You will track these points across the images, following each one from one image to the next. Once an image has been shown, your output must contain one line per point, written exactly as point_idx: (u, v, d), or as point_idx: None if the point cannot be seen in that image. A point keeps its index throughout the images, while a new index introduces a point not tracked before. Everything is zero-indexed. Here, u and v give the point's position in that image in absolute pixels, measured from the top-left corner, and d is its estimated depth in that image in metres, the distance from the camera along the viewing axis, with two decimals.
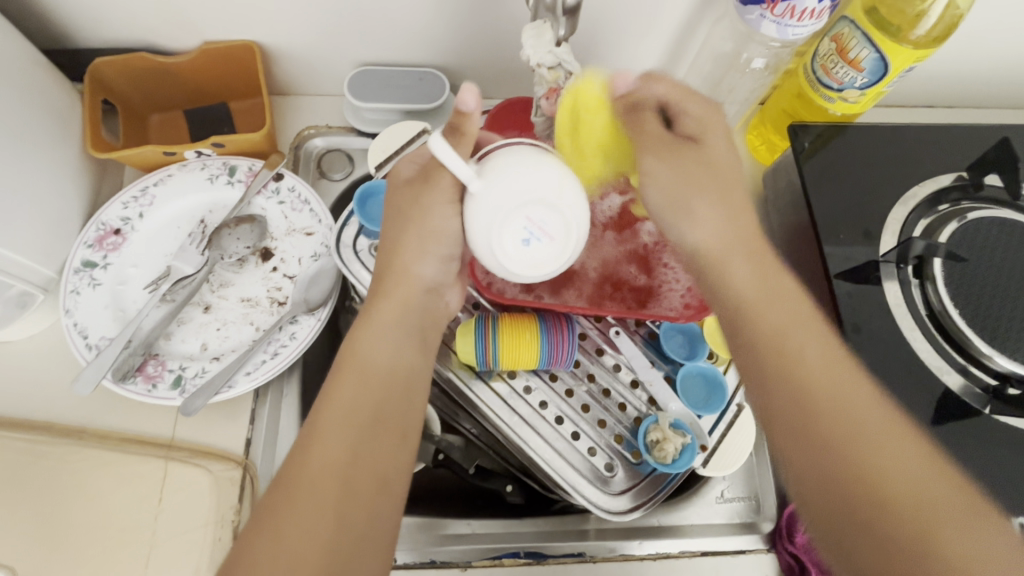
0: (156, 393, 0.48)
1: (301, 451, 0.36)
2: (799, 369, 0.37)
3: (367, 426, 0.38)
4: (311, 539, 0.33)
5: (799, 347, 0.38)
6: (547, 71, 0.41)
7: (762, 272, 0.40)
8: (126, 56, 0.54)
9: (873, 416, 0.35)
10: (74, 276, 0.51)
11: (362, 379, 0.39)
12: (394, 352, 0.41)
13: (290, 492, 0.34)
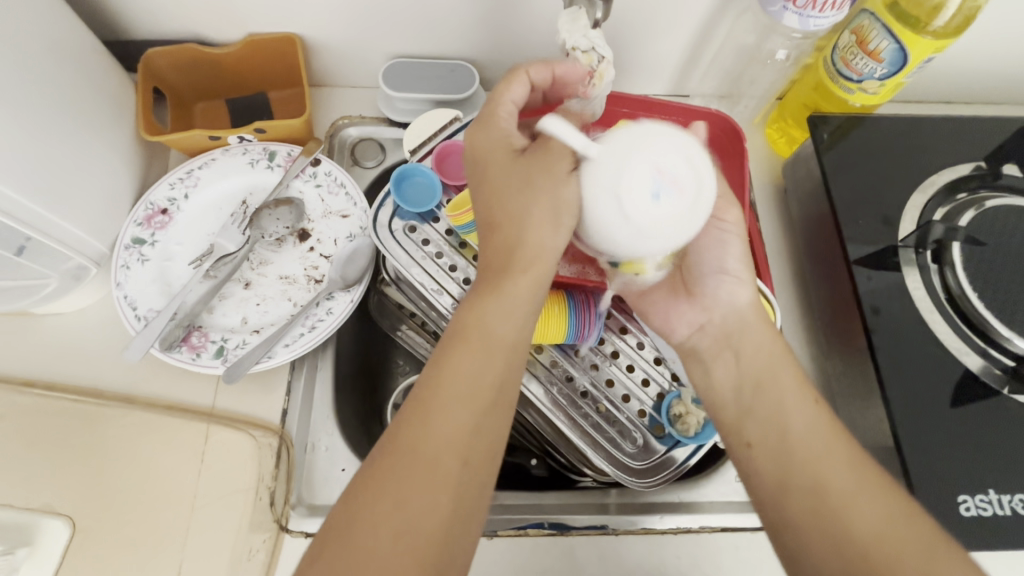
0: (200, 362, 0.50)
1: (416, 422, 0.34)
2: (794, 426, 0.39)
3: (485, 406, 0.36)
4: (427, 519, 0.32)
5: (793, 410, 0.39)
6: (582, 56, 0.42)
7: (760, 348, 0.43)
8: (176, 47, 0.57)
9: (828, 468, 0.37)
10: (124, 252, 0.54)
11: (482, 354, 0.37)
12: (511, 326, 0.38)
13: (406, 467, 0.33)
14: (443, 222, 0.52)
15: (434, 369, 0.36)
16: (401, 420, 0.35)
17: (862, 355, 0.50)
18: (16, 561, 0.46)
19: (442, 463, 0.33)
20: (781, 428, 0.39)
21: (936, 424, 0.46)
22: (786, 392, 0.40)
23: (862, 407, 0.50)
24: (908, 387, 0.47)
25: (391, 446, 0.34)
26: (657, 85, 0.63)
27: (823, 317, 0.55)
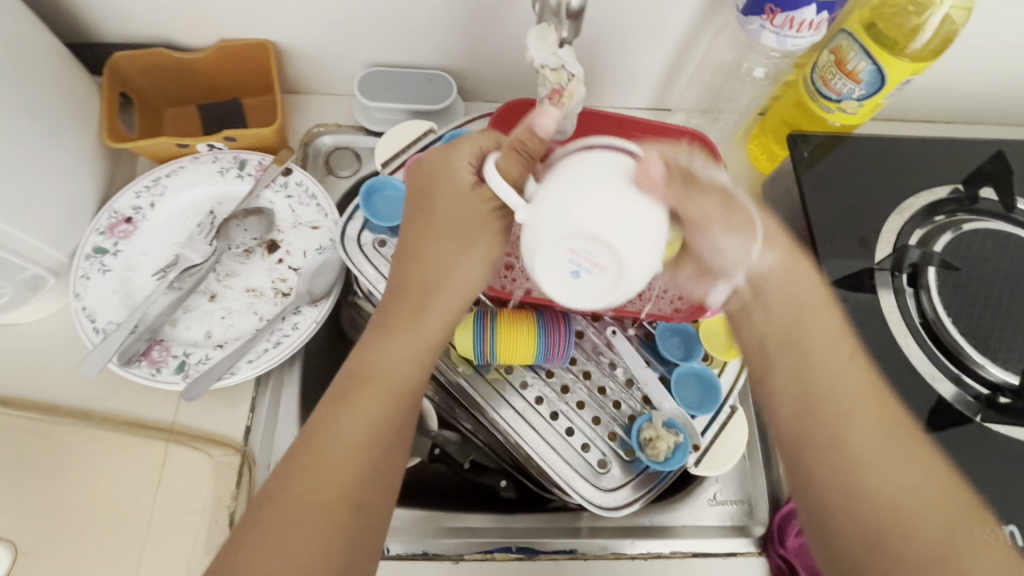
0: (160, 378, 0.49)
1: (311, 455, 0.35)
2: (839, 410, 0.37)
3: (381, 441, 0.37)
4: (338, 475, 0.35)
5: (831, 392, 0.38)
6: (550, 73, 0.39)
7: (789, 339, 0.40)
8: (144, 51, 0.56)
9: (860, 446, 0.36)
10: (84, 262, 0.52)
11: (382, 392, 0.38)
12: (413, 365, 0.40)
13: (302, 498, 0.34)
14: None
15: (339, 398, 0.38)
16: (302, 449, 0.36)
17: None
18: None
19: (339, 497, 0.35)
20: (819, 404, 0.38)
21: None
22: (827, 377, 0.38)
23: None
24: None
25: (290, 478, 0.35)
26: (638, 99, 0.63)
27: None
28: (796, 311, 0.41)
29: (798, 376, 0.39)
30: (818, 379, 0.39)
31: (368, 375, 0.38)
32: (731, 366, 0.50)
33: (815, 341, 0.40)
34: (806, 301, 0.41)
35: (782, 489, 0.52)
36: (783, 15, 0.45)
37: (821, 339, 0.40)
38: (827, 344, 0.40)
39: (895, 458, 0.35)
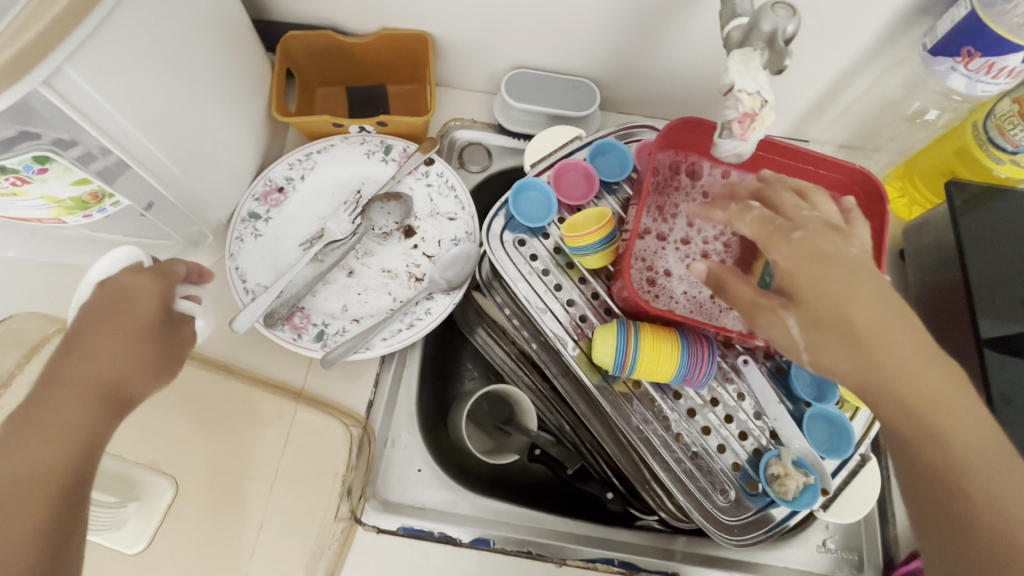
0: (300, 343, 0.51)
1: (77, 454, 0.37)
2: (948, 427, 0.33)
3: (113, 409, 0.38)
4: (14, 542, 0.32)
5: (943, 397, 0.34)
6: (746, 96, 0.37)
7: (841, 287, 0.36)
8: (314, 32, 0.59)
9: (975, 458, 0.33)
10: (240, 224, 0.55)
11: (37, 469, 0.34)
12: (72, 444, 0.35)
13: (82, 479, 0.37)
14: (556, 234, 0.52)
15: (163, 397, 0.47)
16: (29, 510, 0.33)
17: None
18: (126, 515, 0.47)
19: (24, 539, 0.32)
20: (934, 424, 0.34)
21: None
22: (897, 360, 0.34)
23: None
24: None
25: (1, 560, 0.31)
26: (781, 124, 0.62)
27: None
28: (871, 321, 0.35)
29: (895, 390, 0.34)
30: (898, 361, 0.34)
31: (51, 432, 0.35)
32: (864, 413, 0.48)
33: (896, 319, 0.35)
34: (894, 297, 0.36)
35: (897, 547, 0.50)
36: (982, 59, 0.43)
37: (890, 319, 0.35)
38: (895, 316, 0.36)
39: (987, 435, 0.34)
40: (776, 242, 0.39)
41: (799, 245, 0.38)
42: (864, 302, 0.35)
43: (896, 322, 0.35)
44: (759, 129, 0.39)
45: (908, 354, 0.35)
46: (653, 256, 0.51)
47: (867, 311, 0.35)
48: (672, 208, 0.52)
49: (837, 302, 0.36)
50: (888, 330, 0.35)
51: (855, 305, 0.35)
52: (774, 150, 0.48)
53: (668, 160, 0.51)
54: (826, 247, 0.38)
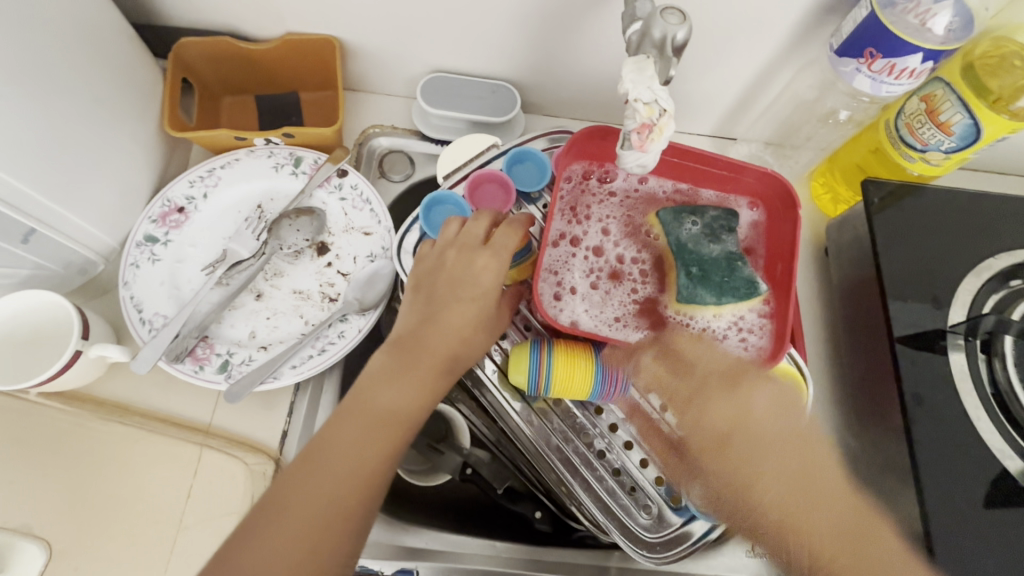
0: (203, 376, 0.48)
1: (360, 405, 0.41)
2: (802, 517, 0.42)
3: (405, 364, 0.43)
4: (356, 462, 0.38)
5: (789, 506, 0.42)
6: (642, 107, 0.36)
7: (701, 405, 0.45)
8: (209, 39, 0.55)
9: (768, 478, 0.43)
10: (135, 249, 0.51)
11: (375, 425, 0.40)
12: (407, 405, 0.41)
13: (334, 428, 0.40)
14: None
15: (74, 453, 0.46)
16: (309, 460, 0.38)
17: (896, 440, 0.47)
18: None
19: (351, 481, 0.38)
20: (774, 522, 0.42)
21: (974, 529, 0.43)
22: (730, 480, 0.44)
23: (893, 497, 0.47)
24: (950, 490, 0.44)
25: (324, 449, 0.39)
26: (704, 123, 0.61)
27: (856, 393, 0.53)
28: (715, 446, 0.45)
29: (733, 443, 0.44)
30: (746, 471, 0.44)
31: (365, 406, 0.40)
32: None
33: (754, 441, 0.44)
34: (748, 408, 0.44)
35: None
36: (884, 61, 0.43)
37: (731, 462, 0.44)
38: (738, 458, 0.44)
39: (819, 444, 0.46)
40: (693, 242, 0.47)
41: (681, 379, 0.45)
42: (724, 410, 0.44)
43: (740, 438, 0.44)
44: (659, 139, 0.37)
45: (749, 454, 0.44)
46: (563, 266, 0.48)
47: (714, 421, 0.45)
48: (587, 210, 0.49)
49: (714, 421, 0.45)
50: (740, 425, 0.44)
51: (710, 411, 0.45)
52: (681, 155, 0.47)
53: (580, 169, 0.50)
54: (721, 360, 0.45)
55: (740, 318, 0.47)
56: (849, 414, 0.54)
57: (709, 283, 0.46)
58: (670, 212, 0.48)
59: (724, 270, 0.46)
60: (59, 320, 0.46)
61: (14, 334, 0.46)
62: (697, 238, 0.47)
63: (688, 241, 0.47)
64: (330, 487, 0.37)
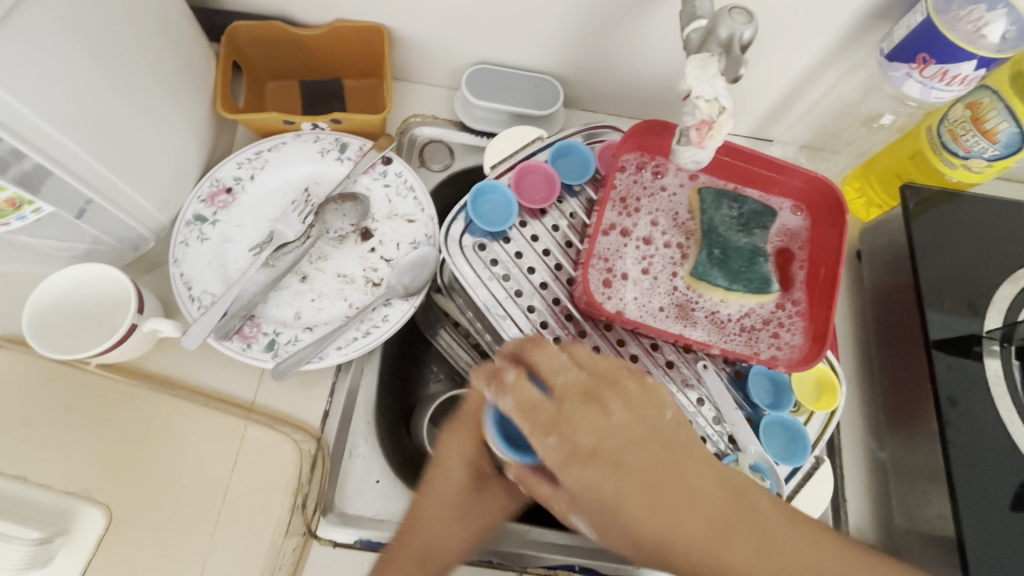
0: (250, 354, 0.49)
1: (410, 542, 0.42)
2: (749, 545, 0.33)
3: (466, 488, 0.44)
4: None
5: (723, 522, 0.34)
6: (703, 105, 0.37)
7: (619, 491, 0.34)
8: (260, 23, 0.56)
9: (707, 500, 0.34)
10: (185, 228, 0.52)
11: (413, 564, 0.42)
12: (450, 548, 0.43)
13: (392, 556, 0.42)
14: (531, 228, 0.51)
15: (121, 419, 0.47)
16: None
17: (929, 442, 0.48)
18: (51, 550, 0.42)
19: None
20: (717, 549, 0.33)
21: (1003, 532, 0.44)
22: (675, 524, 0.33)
23: (925, 497, 0.48)
24: (981, 493, 0.45)
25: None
26: (743, 124, 0.62)
27: (886, 395, 0.54)
28: (639, 513, 0.33)
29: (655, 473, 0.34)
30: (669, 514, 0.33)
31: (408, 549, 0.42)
32: (819, 417, 0.49)
33: (693, 504, 0.34)
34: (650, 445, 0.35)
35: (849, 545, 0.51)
36: (936, 67, 0.43)
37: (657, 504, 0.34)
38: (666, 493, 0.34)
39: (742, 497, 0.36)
40: (722, 232, 0.48)
41: (594, 432, 0.35)
42: (653, 497, 0.34)
43: (675, 505, 0.33)
44: (717, 136, 0.38)
45: (702, 522, 0.33)
46: (615, 255, 0.48)
47: (640, 514, 0.33)
48: (635, 202, 0.50)
49: (601, 440, 0.35)
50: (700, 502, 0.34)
51: (636, 482, 0.34)
52: (736, 155, 0.48)
53: (629, 161, 0.50)
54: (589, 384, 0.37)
55: (749, 311, 0.47)
56: (879, 416, 0.54)
57: (727, 268, 0.47)
58: (713, 193, 0.49)
59: (745, 261, 0.48)
60: (117, 297, 0.47)
61: (70, 305, 0.47)
62: (729, 224, 0.48)
63: (720, 223, 0.48)
64: None
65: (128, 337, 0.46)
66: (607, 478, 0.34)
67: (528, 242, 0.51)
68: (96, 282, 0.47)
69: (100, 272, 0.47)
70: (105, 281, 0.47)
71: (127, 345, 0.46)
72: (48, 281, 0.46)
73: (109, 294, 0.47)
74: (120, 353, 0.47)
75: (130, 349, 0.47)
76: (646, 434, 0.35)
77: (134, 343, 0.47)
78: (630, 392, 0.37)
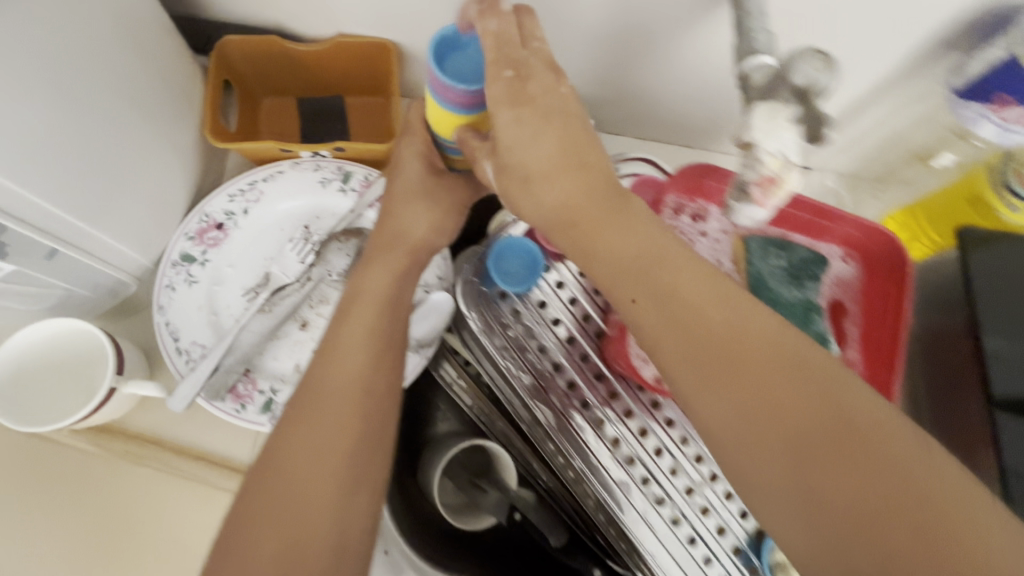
0: (245, 416, 0.44)
1: (315, 399, 0.35)
2: (816, 423, 0.25)
3: (383, 311, 0.39)
4: (317, 461, 0.33)
5: (804, 396, 0.26)
6: (768, 161, 0.32)
7: (562, 152, 0.31)
8: (253, 37, 0.50)
9: (775, 371, 0.26)
10: (170, 270, 0.47)
11: (330, 430, 0.34)
12: (361, 383, 0.36)
13: (297, 438, 0.34)
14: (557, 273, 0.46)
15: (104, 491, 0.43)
16: (293, 422, 0.35)
17: None
18: None
19: (318, 476, 0.33)
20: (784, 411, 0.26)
21: None
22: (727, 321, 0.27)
23: None
24: None
25: (279, 448, 0.34)
26: None
27: None
28: (591, 210, 0.31)
29: (690, 314, 0.28)
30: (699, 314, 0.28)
31: (314, 400, 0.35)
32: None
33: (730, 353, 0.27)
34: (659, 250, 0.29)
35: None
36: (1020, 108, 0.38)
37: (699, 287, 0.28)
38: (715, 297, 0.28)
39: (824, 378, 0.26)
40: (772, 285, 0.44)
41: (530, 107, 0.31)
42: (693, 337, 0.28)
43: (569, 167, 0.31)
44: (782, 192, 0.34)
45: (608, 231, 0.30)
46: None
47: (619, 248, 0.30)
48: None
49: (575, 138, 0.31)
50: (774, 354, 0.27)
51: (535, 149, 0.31)
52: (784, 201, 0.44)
53: (670, 203, 0.46)
54: (535, 91, 0.31)
55: None
56: None
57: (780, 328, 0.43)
58: (760, 243, 0.44)
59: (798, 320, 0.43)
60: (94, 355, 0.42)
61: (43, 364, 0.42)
62: (779, 277, 0.44)
63: (769, 275, 0.44)
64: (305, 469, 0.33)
65: (105, 403, 0.41)
66: (511, 144, 0.31)
67: (553, 290, 0.46)
68: (72, 338, 0.42)
69: (75, 328, 0.42)
70: (81, 337, 0.42)
71: (104, 411, 0.41)
72: (18, 337, 0.41)
73: (84, 352, 0.42)
74: (98, 418, 0.42)
75: (110, 413, 0.42)
76: (558, 121, 0.31)
77: (113, 407, 0.42)
78: (568, 102, 0.32)
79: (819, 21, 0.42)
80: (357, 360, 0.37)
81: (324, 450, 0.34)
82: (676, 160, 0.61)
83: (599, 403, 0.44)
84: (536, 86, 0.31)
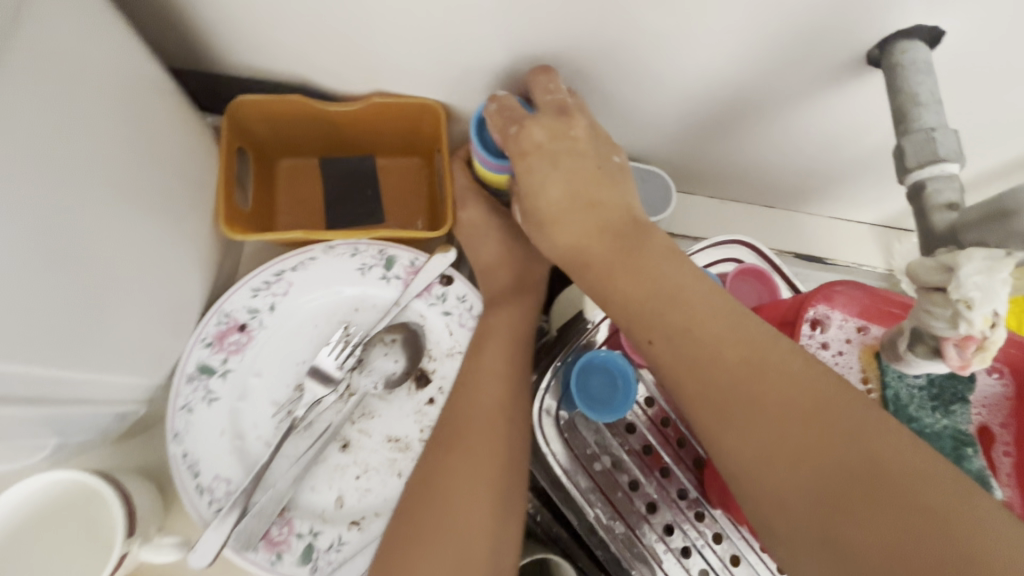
0: (282, 570, 0.37)
1: (465, 408, 0.36)
2: (836, 439, 0.23)
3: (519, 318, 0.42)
4: (475, 475, 0.33)
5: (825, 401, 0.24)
6: (976, 320, 0.25)
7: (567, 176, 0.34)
8: (277, 98, 0.42)
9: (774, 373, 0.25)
10: (186, 386, 0.39)
11: (476, 458, 0.33)
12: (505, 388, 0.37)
13: (450, 462, 0.33)
14: (643, 386, 0.40)
15: None
16: (444, 447, 0.34)
17: None
18: None
19: (479, 479, 0.32)
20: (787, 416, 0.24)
21: None
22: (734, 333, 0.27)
23: None
24: None
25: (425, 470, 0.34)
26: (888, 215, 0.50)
27: None
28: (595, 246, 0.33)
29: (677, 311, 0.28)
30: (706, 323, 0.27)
31: (467, 408, 0.36)
32: None
33: (749, 368, 0.26)
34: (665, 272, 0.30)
35: None
36: None
37: (707, 297, 0.28)
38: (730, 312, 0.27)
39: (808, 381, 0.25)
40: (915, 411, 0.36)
41: (560, 142, 0.35)
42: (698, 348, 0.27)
43: (571, 203, 0.34)
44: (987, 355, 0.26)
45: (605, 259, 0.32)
46: None
47: (663, 272, 0.30)
48: None
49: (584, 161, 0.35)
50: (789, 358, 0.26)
51: (547, 184, 0.35)
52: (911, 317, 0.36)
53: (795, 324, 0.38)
54: (550, 137, 0.35)
55: None
56: None
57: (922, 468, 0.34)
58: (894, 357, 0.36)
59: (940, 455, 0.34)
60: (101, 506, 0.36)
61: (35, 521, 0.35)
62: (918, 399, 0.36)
63: (908, 399, 0.36)
64: (465, 489, 0.32)
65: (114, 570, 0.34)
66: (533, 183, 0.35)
67: (640, 408, 0.40)
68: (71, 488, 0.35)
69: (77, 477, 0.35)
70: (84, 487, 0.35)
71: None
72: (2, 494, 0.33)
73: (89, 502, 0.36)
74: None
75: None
76: (564, 158, 0.35)
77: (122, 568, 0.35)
78: (580, 141, 0.35)
79: (976, 93, 0.34)
80: (499, 362, 0.38)
81: (475, 474, 0.33)
82: (753, 223, 0.54)
83: (695, 538, 0.37)
84: (546, 128, 0.35)
